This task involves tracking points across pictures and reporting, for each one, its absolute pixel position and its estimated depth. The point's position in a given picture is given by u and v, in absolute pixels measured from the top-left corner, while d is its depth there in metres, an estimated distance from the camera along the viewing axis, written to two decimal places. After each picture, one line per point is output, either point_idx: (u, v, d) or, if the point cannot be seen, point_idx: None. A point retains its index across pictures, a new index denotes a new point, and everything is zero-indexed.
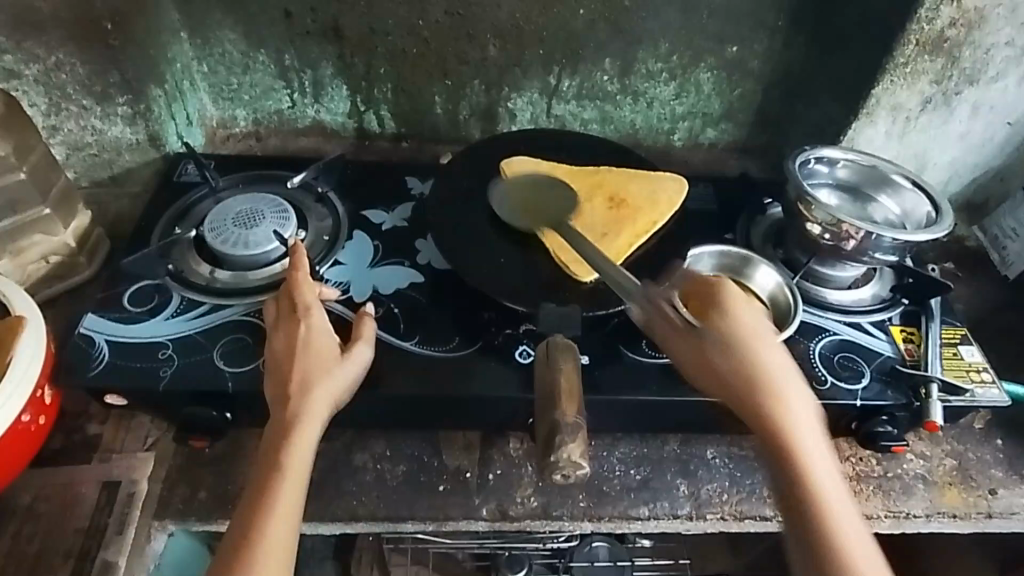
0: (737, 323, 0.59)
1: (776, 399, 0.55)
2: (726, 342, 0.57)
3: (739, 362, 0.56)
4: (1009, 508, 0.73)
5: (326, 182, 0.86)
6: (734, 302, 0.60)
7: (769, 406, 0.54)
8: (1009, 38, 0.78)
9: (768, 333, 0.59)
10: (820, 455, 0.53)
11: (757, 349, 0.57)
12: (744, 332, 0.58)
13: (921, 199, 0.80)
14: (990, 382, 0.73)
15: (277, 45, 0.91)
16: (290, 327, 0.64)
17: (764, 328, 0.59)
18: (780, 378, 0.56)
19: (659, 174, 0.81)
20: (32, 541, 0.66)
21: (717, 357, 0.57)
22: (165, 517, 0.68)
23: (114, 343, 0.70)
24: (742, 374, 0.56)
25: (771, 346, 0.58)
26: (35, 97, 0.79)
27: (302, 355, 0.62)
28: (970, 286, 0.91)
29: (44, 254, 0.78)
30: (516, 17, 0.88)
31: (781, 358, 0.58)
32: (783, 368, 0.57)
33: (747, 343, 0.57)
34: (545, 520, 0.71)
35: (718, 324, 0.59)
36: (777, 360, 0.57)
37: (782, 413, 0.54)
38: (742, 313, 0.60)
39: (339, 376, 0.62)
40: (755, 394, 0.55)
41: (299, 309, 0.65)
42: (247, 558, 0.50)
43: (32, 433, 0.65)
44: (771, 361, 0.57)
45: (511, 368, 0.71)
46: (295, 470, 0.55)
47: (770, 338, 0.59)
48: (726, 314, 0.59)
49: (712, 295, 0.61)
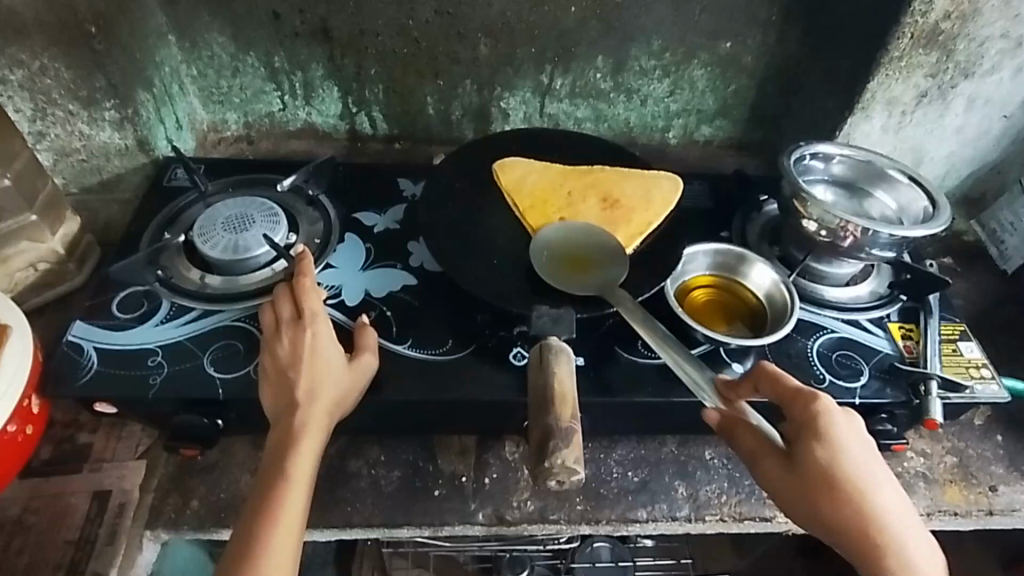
0: (837, 448, 0.55)
1: (886, 542, 0.53)
2: (827, 478, 0.55)
3: (845, 505, 0.54)
4: (1010, 505, 0.72)
5: (318, 185, 0.85)
6: (829, 418, 0.56)
7: (885, 553, 0.53)
8: (1004, 30, 0.77)
9: (868, 451, 0.56)
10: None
11: (858, 480, 0.55)
12: (848, 465, 0.55)
13: (918, 193, 0.79)
14: (990, 378, 0.73)
15: (266, 46, 0.91)
16: (296, 335, 0.63)
17: (862, 445, 0.56)
18: (890, 513, 0.55)
19: (653, 173, 0.81)
20: (22, 553, 0.66)
21: (828, 503, 0.54)
22: (156, 527, 0.66)
23: (102, 351, 0.69)
24: (852, 520, 0.54)
25: (872, 471, 0.56)
26: (19, 102, 0.78)
27: (311, 363, 0.62)
28: (969, 281, 0.90)
29: (31, 262, 0.77)
30: (507, 16, 0.87)
31: (886, 487, 0.56)
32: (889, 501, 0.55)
33: (852, 480, 0.55)
34: (542, 524, 0.70)
35: (818, 456, 0.55)
36: (882, 493, 0.55)
37: (893, 555, 0.53)
38: (841, 432, 0.56)
39: (345, 386, 0.63)
40: (867, 540, 0.54)
41: (305, 316, 0.64)
42: (253, 566, 0.52)
43: (18, 444, 0.64)
44: (875, 494, 0.55)
45: (505, 371, 0.70)
46: (298, 480, 0.57)
47: (873, 464, 0.56)
48: (825, 441, 0.55)
49: (801, 407, 0.57)
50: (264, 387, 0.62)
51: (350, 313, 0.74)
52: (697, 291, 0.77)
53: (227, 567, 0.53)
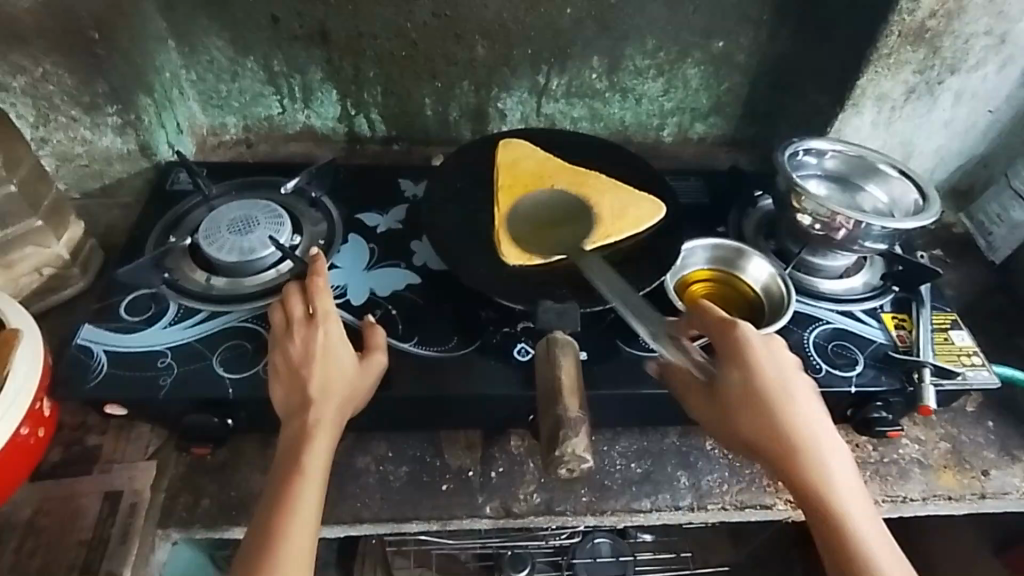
0: (757, 373, 0.60)
1: (804, 450, 0.58)
2: (745, 395, 0.60)
3: (763, 417, 0.59)
4: (1002, 488, 0.74)
5: (319, 188, 0.86)
6: (748, 339, 0.61)
7: (797, 457, 0.58)
8: (988, 27, 0.79)
9: (785, 371, 0.61)
10: (857, 507, 0.57)
11: (778, 397, 0.59)
12: (761, 378, 0.60)
13: (908, 187, 0.81)
14: (981, 365, 0.75)
15: (265, 51, 0.92)
16: (308, 334, 0.65)
17: (779, 367, 0.61)
18: (809, 430, 0.59)
19: (641, 193, 0.80)
20: (35, 554, 0.67)
21: (745, 420, 0.59)
22: (168, 526, 0.68)
23: (111, 354, 0.70)
24: (767, 432, 0.59)
25: (796, 401, 0.60)
26: (21, 109, 0.80)
27: (323, 361, 0.64)
28: (959, 272, 0.92)
29: (36, 266, 0.78)
30: (503, 17, 0.88)
31: (801, 400, 0.60)
32: (802, 410, 0.60)
33: (764, 392, 0.59)
34: (548, 516, 0.71)
35: (737, 375, 0.60)
36: (799, 404, 0.60)
37: (807, 461, 0.58)
38: (761, 357, 0.61)
39: (359, 385, 0.64)
40: (780, 443, 0.58)
41: (318, 315, 0.66)
42: (270, 558, 0.54)
43: (31, 446, 0.65)
44: (803, 423, 0.59)
45: (509, 365, 0.71)
46: (313, 475, 0.58)
47: (790, 382, 0.61)
48: (741, 362, 0.60)
49: (723, 335, 0.62)
50: (274, 384, 0.64)
51: (354, 311, 0.75)
52: (696, 286, 0.78)
53: (245, 559, 0.54)
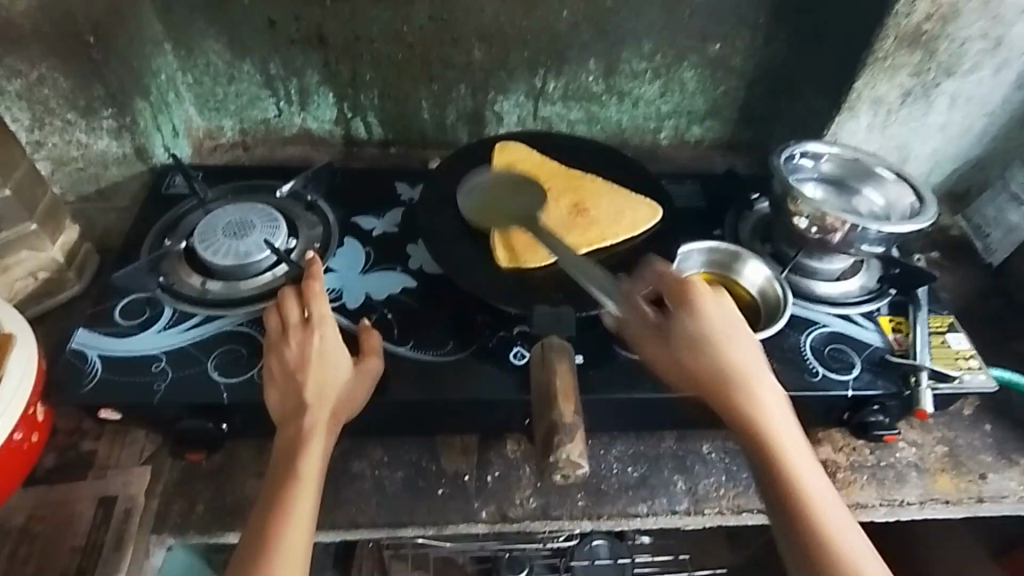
0: (703, 317, 0.63)
1: (745, 388, 0.61)
2: (692, 337, 0.63)
3: (708, 356, 0.62)
4: (999, 492, 0.74)
5: (315, 190, 0.86)
6: (698, 289, 0.65)
7: (737, 392, 0.61)
8: (984, 31, 0.79)
9: (731, 319, 0.64)
10: (793, 440, 0.59)
11: (724, 341, 0.63)
12: (707, 322, 0.63)
13: (905, 190, 0.81)
14: (978, 368, 0.74)
15: (262, 54, 0.91)
16: (303, 337, 0.65)
17: (726, 315, 0.64)
18: (751, 372, 0.62)
19: (638, 197, 0.80)
20: (30, 560, 0.66)
21: (690, 359, 0.62)
22: (163, 531, 0.68)
23: (105, 359, 0.70)
24: (710, 369, 0.62)
25: (740, 345, 0.63)
26: (18, 113, 0.80)
27: (319, 366, 0.64)
28: (955, 275, 0.92)
29: (31, 271, 0.78)
30: (499, 20, 0.88)
31: (745, 345, 0.63)
32: (745, 354, 0.63)
33: (709, 334, 0.63)
34: (544, 520, 0.71)
35: (684, 319, 0.64)
36: (742, 349, 0.63)
37: (748, 398, 0.60)
38: (708, 304, 0.64)
39: (354, 389, 0.64)
40: (722, 379, 0.61)
41: (314, 318, 0.66)
42: (265, 563, 0.54)
43: (25, 451, 0.65)
44: (745, 364, 0.62)
45: (505, 369, 0.71)
46: (309, 480, 0.58)
47: (735, 328, 0.64)
48: (690, 307, 0.64)
49: (675, 286, 0.66)
50: (269, 389, 0.63)
51: (350, 315, 0.75)
52: None
53: (240, 564, 0.54)
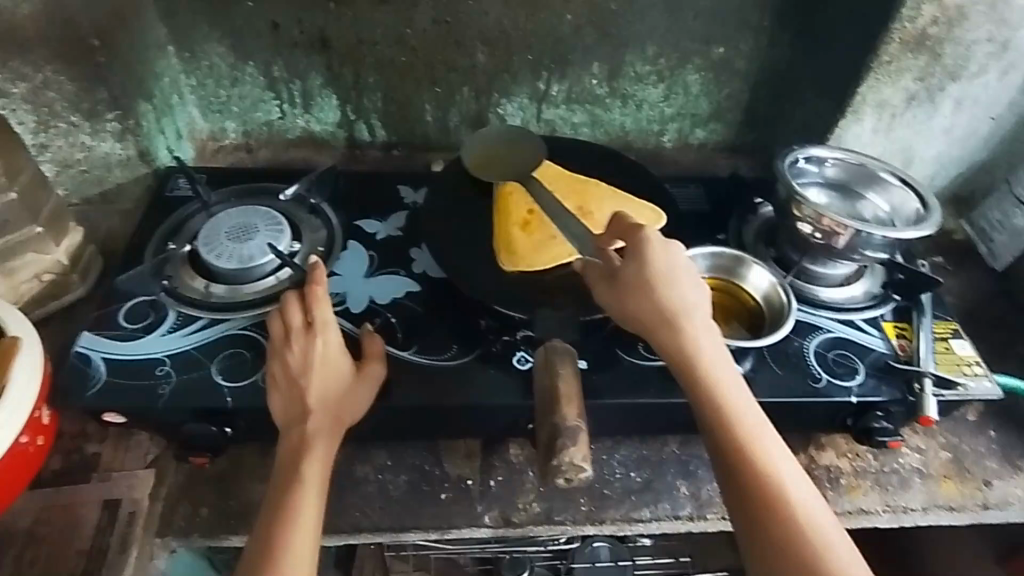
0: (651, 261, 0.61)
1: (690, 333, 0.59)
2: (640, 282, 0.60)
3: (654, 301, 0.60)
4: (1004, 498, 0.74)
5: (319, 195, 0.87)
6: (648, 233, 0.62)
7: (682, 336, 0.59)
8: (990, 34, 0.79)
9: (682, 263, 0.62)
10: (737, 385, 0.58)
11: (670, 285, 0.60)
12: (655, 264, 0.60)
13: (909, 195, 0.80)
14: (982, 375, 0.74)
15: (265, 57, 0.91)
16: (302, 340, 0.65)
17: (676, 259, 0.62)
18: (696, 315, 0.60)
19: (641, 202, 0.79)
20: (34, 564, 0.66)
21: (635, 303, 0.60)
22: (168, 534, 0.68)
23: (110, 362, 0.70)
24: (656, 312, 0.59)
25: (688, 288, 0.61)
26: (22, 115, 0.79)
27: (319, 370, 0.63)
28: (960, 279, 0.92)
29: (36, 273, 0.78)
30: (503, 23, 0.88)
31: (694, 288, 0.61)
32: (693, 297, 0.60)
33: (656, 277, 0.60)
34: (548, 525, 0.71)
35: (631, 262, 0.61)
36: (690, 292, 0.61)
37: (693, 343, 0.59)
38: (657, 248, 0.61)
39: (354, 394, 0.64)
40: (667, 324, 0.59)
41: (314, 322, 0.66)
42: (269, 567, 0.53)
43: (31, 454, 0.65)
44: (692, 309, 0.60)
45: (509, 374, 0.71)
46: (313, 485, 0.58)
47: (685, 272, 0.61)
48: (637, 251, 0.61)
49: (627, 232, 0.63)
50: (272, 393, 0.63)
51: (353, 319, 0.75)
52: None
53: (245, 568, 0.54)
